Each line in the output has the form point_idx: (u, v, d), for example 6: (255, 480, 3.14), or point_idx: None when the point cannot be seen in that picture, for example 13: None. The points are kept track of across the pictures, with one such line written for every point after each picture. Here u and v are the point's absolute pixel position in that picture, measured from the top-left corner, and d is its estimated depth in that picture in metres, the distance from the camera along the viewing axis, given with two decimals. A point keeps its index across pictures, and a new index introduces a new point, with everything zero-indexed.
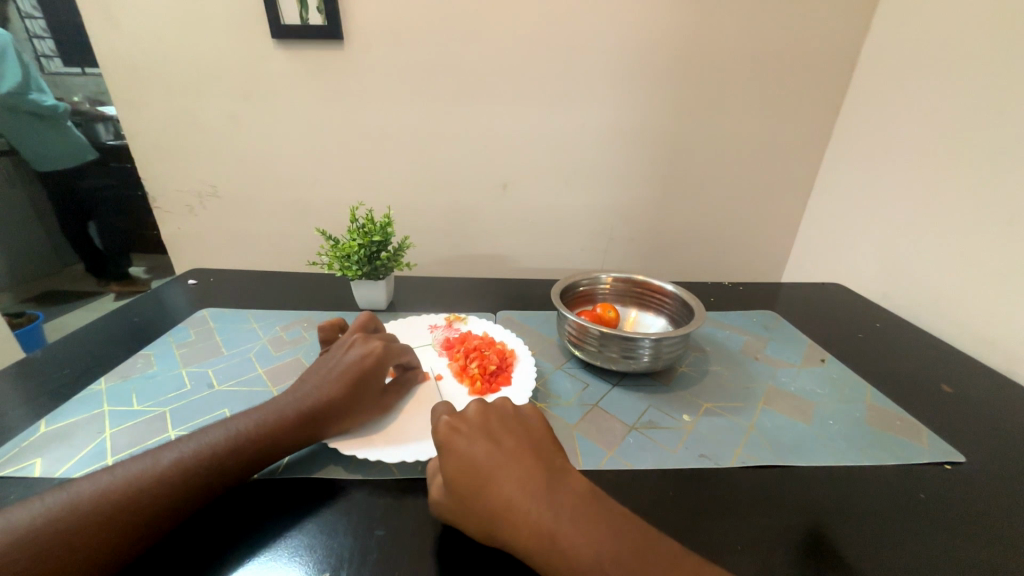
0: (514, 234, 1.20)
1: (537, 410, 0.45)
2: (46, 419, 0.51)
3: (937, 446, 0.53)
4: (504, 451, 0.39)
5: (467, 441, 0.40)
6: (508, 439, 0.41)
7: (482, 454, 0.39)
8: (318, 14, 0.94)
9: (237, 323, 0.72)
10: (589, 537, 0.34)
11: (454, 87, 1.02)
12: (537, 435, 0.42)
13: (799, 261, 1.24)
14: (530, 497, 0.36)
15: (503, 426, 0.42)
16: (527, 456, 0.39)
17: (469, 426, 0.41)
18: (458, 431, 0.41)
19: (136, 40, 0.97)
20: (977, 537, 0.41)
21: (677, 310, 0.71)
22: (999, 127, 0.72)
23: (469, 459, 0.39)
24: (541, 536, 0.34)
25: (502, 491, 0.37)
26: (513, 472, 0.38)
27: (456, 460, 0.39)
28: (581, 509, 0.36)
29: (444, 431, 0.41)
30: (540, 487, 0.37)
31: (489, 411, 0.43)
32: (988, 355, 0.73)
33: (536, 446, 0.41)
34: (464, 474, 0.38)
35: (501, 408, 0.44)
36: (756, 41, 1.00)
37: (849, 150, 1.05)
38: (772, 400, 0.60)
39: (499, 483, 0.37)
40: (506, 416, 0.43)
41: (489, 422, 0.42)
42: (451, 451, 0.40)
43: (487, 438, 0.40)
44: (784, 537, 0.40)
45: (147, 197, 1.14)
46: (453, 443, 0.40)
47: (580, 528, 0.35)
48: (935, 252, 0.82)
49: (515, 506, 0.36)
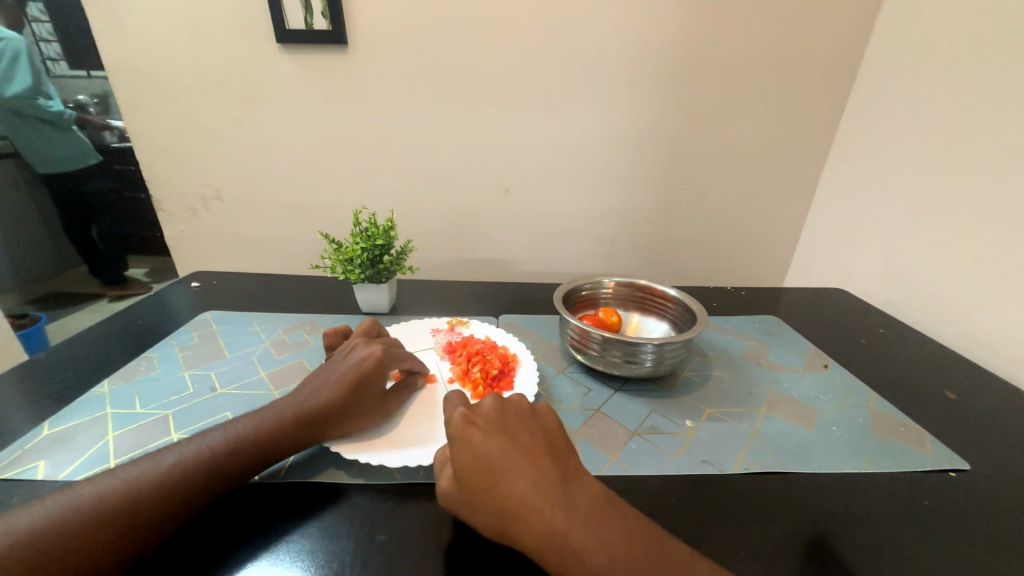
0: (517, 238, 1.20)
1: (551, 409, 0.45)
2: (49, 421, 0.51)
3: (941, 453, 0.52)
4: (519, 447, 0.39)
5: (482, 435, 0.40)
6: (524, 436, 0.41)
7: (497, 449, 0.39)
8: (323, 18, 0.95)
9: (240, 326, 0.73)
10: (600, 538, 0.34)
11: (458, 92, 1.03)
12: (551, 434, 0.42)
13: (801, 265, 1.23)
14: (544, 495, 0.36)
15: (518, 422, 0.42)
16: (541, 455, 0.39)
17: (486, 421, 0.41)
18: (474, 425, 0.41)
19: (142, 44, 0.98)
20: (982, 545, 0.41)
21: (679, 315, 0.71)
22: (1002, 133, 0.72)
23: (483, 454, 0.39)
24: (552, 535, 0.34)
25: (515, 487, 0.37)
26: (528, 470, 0.38)
27: (471, 452, 0.39)
28: (594, 510, 0.36)
29: (460, 424, 0.40)
30: (553, 486, 0.37)
31: (504, 407, 0.43)
32: (992, 361, 0.73)
33: (550, 446, 0.41)
34: (477, 468, 0.38)
35: (516, 405, 0.44)
36: (758, 47, 1.01)
37: (852, 156, 1.06)
38: (774, 406, 0.59)
39: (512, 479, 0.37)
40: (522, 413, 0.43)
41: (505, 417, 0.42)
42: (464, 443, 0.39)
43: (503, 434, 0.40)
44: (789, 544, 0.40)
45: (151, 199, 1.14)
46: (468, 436, 0.40)
47: (591, 529, 0.35)
48: (938, 258, 0.82)
49: (528, 504, 0.36)
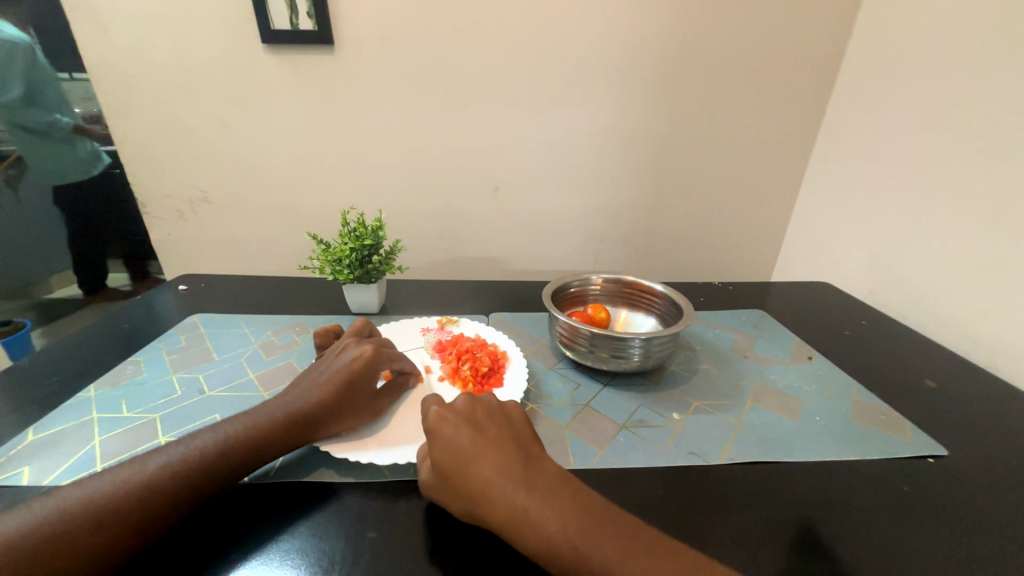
0: (507, 236, 1.20)
1: (519, 407, 0.46)
2: (34, 427, 0.50)
3: (921, 440, 0.53)
4: (488, 440, 0.40)
5: (453, 428, 0.41)
6: (493, 429, 0.41)
7: (467, 440, 0.40)
8: (309, 18, 0.94)
9: (228, 329, 0.72)
10: (562, 518, 0.34)
11: (446, 92, 1.03)
12: (520, 428, 0.43)
13: (788, 260, 1.25)
14: (511, 483, 0.36)
15: (489, 416, 0.43)
16: (510, 446, 0.40)
17: (457, 415, 0.42)
18: (446, 419, 0.42)
19: (126, 45, 0.96)
20: (958, 527, 0.42)
21: (666, 309, 0.71)
22: (980, 127, 0.74)
23: (453, 446, 0.40)
24: (516, 517, 0.35)
25: (481, 474, 0.37)
26: (494, 458, 0.38)
27: (442, 446, 0.40)
28: (558, 495, 0.36)
29: (433, 419, 0.42)
30: (518, 472, 0.37)
31: (477, 403, 0.44)
32: (972, 350, 0.74)
33: (520, 439, 0.41)
34: (448, 458, 0.39)
35: (488, 400, 0.45)
36: (744, 44, 1.02)
37: (836, 151, 1.07)
38: (760, 398, 0.60)
39: (481, 469, 0.38)
40: (492, 409, 0.44)
41: (475, 412, 0.43)
42: (437, 438, 0.41)
43: (473, 428, 0.41)
44: (773, 532, 0.41)
45: (136, 201, 1.13)
46: (440, 429, 0.41)
47: (553, 510, 0.35)
48: (920, 251, 0.84)
49: (492, 489, 0.36)
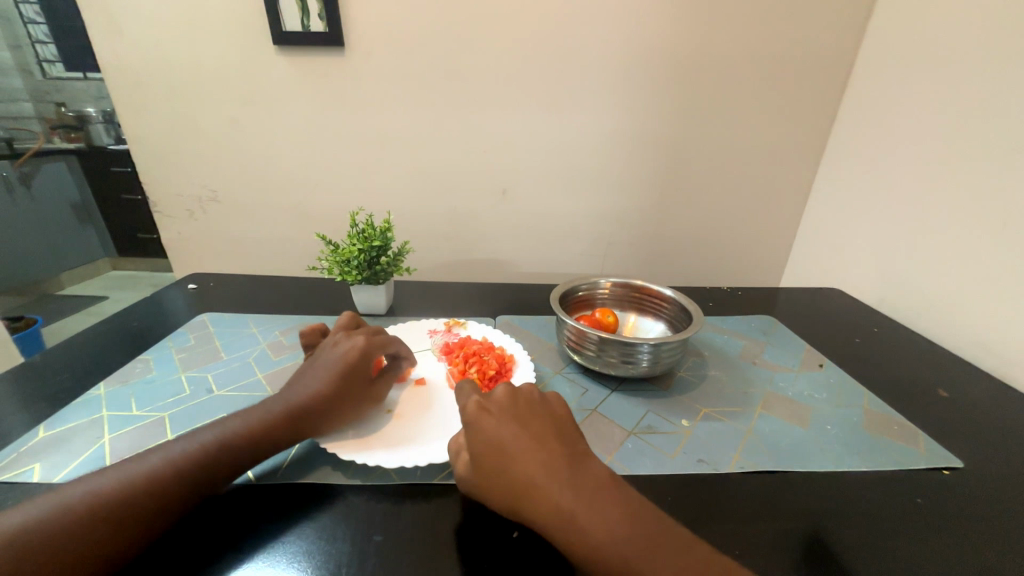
0: (513, 238, 1.20)
1: (562, 398, 0.45)
2: (45, 424, 0.50)
3: (935, 452, 0.52)
4: (532, 435, 0.39)
5: (496, 422, 0.40)
6: (536, 422, 0.41)
7: (511, 433, 0.39)
8: (319, 20, 0.95)
9: (237, 328, 0.72)
10: (605, 519, 0.34)
11: (453, 94, 1.03)
12: (563, 422, 0.42)
13: (797, 264, 1.24)
14: (554, 481, 0.36)
15: (530, 410, 0.42)
16: (554, 442, 0.39)
17: (498, 408, 0.41)
18: (487, 412, 0.41)
19: (140, 47, 0.98)
20: (974, 542, 0.41)
21: (675, 315, 0.71)
22: (995, 134, 0.72)
23: (496, 440, 0.39)
24: (558, 515, 0.35)
25: (525, 470, 0.37)
26: (537, 454, 0.38)
27: (483, 438, 0.39)
28: (600, 497, 0.36)
29: (473, 411, 0.41)
30: (562, 470, 0.37)
31: (516, 396, 0.43)
32: (987, 360, 0.73)
33: (563, 434, 0.40)
34: (489, 453, 0.39)
35: (529, 392, 0.44)
36: (753, 48, 1.01)
37: (846, 156, 1.06)
38: (770, 406, 0.60)
39: (523, 464, 0.37)
40: (535, 401, 0.43)
41: (517, 405, 0.42)
42: (478, 430, 0.40)
43: (516, 421, 0.41)
44: (785, 542, 0.40)
45: (147, 200, 1.15)
46: (481, 423, 0.40)
47: (597, 511, 0.35)
48: (932, 257, 0.82)
49: (536, 485, 0.36)
